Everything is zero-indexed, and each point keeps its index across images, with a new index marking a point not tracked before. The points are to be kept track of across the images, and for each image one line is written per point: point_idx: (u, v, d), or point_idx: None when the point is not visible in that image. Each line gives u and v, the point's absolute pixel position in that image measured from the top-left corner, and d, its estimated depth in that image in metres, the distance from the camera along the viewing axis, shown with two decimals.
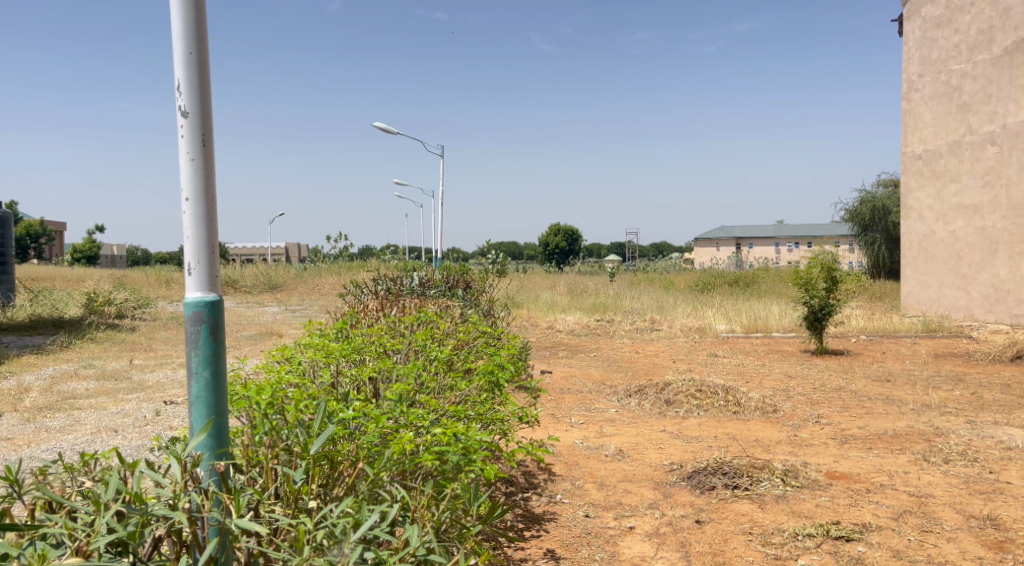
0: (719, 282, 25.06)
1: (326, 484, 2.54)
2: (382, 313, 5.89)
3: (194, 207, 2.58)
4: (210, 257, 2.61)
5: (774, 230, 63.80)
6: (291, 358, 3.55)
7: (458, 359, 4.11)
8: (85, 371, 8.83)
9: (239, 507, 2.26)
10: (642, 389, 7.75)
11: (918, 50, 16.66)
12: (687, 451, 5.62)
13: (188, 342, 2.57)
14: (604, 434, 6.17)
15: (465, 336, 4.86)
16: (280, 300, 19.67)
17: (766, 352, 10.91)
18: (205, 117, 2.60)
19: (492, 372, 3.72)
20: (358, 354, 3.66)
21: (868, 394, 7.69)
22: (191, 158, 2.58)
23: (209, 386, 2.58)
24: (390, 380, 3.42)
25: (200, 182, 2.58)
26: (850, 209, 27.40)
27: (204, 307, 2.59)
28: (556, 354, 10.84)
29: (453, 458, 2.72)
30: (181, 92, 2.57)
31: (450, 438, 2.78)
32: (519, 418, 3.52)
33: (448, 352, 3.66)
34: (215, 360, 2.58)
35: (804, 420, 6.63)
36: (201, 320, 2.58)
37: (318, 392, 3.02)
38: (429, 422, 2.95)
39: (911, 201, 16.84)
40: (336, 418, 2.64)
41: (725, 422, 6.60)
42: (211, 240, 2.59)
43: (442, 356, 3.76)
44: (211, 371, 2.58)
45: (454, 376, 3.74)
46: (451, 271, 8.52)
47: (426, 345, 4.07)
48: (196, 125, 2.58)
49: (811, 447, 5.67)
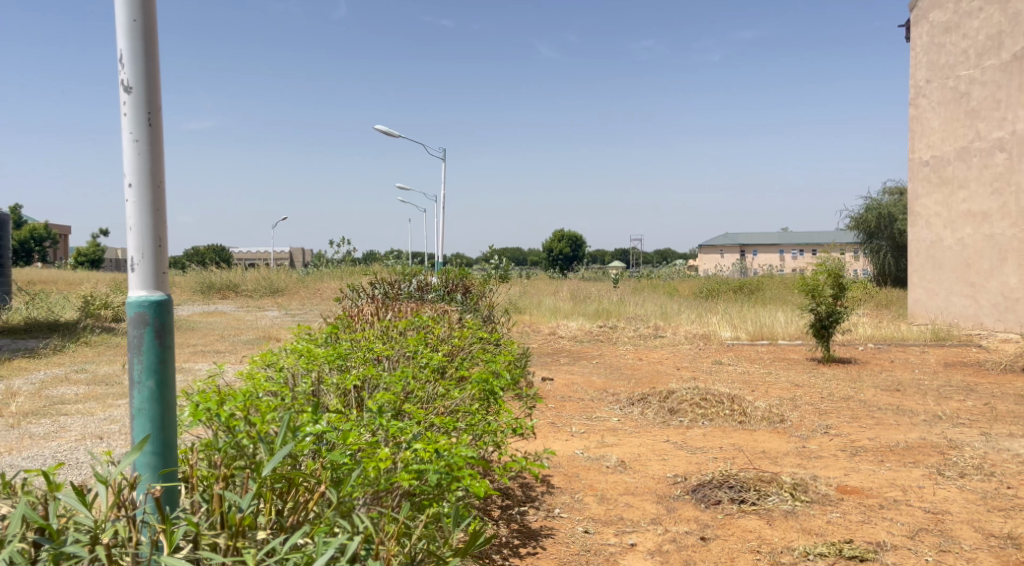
0: (723, 290, 24.87)
1: (283, 507, 2.37)
2: (375, 317, 5.71)
3: (138, 193, 2.53)
4: (156, 251, 2.55)
5: (778, 237, 63.49)
6: (273, 363, 3.38)
7: (450, 366, 3.91)
8: (77, 376, 8.65)
9: (172, 540, 2.10)
10: (645, 397, 7.54)
11: (925, 55, 16.43)
12: (692, 463, 5.41)
13: (131, 347, 2.53)
14: (605, 444, 5.96)
15: (458, 340, 4.68)
16: (281, 304, 19.53)
17: (773, 360, 10.70)
18: (149, 92, 2.54)
19: (486, 381, 3.51)
20: (345, 360, 3.49)
21: (878, 404, 7.47)
22: (135, 140, 2.53)
23: (152, 398, 2.51)
24: (374, 388, 3.24)
25: (144, 164, 2.53)
26: (855, 217, 27.18)
27: (149, 307, 2.54)
28: (557, 360, 10.65)
29: (432, 477, 2.51)
30: (123, 64, 2.51)
31: (431, 454, 2.56)
32: (513, 430, 3.31)
33: (437, 359, 3.48)
34: (158, 368, 2.52)
35: (812, 430, 6.41)
36: (145, 322, 2.52)
37: (292, 403, 2.82)
38: (412, 435, 2.73)
39: (918, 208, 16.60)
40: (299, 434, 2.44)
41: (731, 432, 6.40)
42: (157, 232, 2.54)
43: (432, 363, 3.56)
44: (156, 380, 2.52)
45: (446, 384, 3.53)
46: (451, 274, 8.22)
47: (418, 350, 3.88)
48: (141, 100, 2.52)
49: (821, 460, 5.46)
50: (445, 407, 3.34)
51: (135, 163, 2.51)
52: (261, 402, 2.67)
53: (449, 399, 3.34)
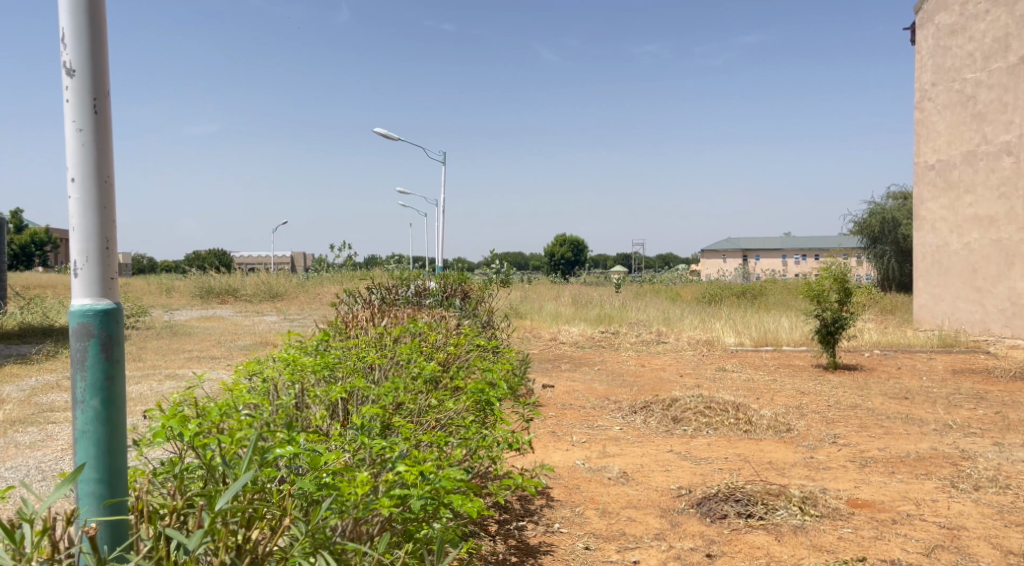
0: (726, 295, 24.70)
1: (244, 542, 2.24)
2: (370, 324, 5.56)
3: (83, 188, 2.40)
4: (103, 253, 2.43)
5: (780, 243, 63.34)
6: (257, 375, 3.23)
7: (444, 378, 3.75)
8: (68, 383, 8.50)
9: None
10: (648, 405, 7.36)
11: (930, 59, 16.27)
12: (696, 474, 5.24)
13: (74, 363, 2.40)
14: (606, 455, 5.79)
15: (454, 349, 4.51)
16: (280, 309, 19.37)
17: (777, 367, 10.52)
18: (95, 75, 2.42)
19: (482, 391, 3.33)
20: (333, 369, 3.34)
21: (886, 413, 7.29)
22: (80, 129, 2.41)
23: (97, 418, 2.40)
24: (362, 401, 3.07)
25: (89, 157, 2.40)
26: (859, 221, 27.02)
27: (95, 317, 2.41)
28: (558, 366, 10.49)
29: (416, 505, 2.31)
30: (65, 44, 2.39)
31: (416, 477, 2.36)
32: (508, 445, 3.14)
33: (430, 364, 3.31)
34: (105, 386, 2.41)
35: (820, 440, 6.24)
36: (89, 334, 2.40)
37: (269, 419, 2.68)
38: (397, 455, 2.55)
39: (924, 212, 16.42)
40: (264, 460, 2.29)
41: (736, 442, 6.23)
42: (103, 232, 2.42)
43: (425, 373, 3.40)
44: (101, 399, 2.41)
45: (440, 395, 3.36)
46: (449, 279, 8.05)
47: (412, 358, 3.71)
48: (85, 85, 2.40)
49: (830, 471, 5.29)
50: (437, 421, 3.17)
51: (78, 155, 2.39)
52: (229, 419, 2.52)
53: (442, 411, 3.17)
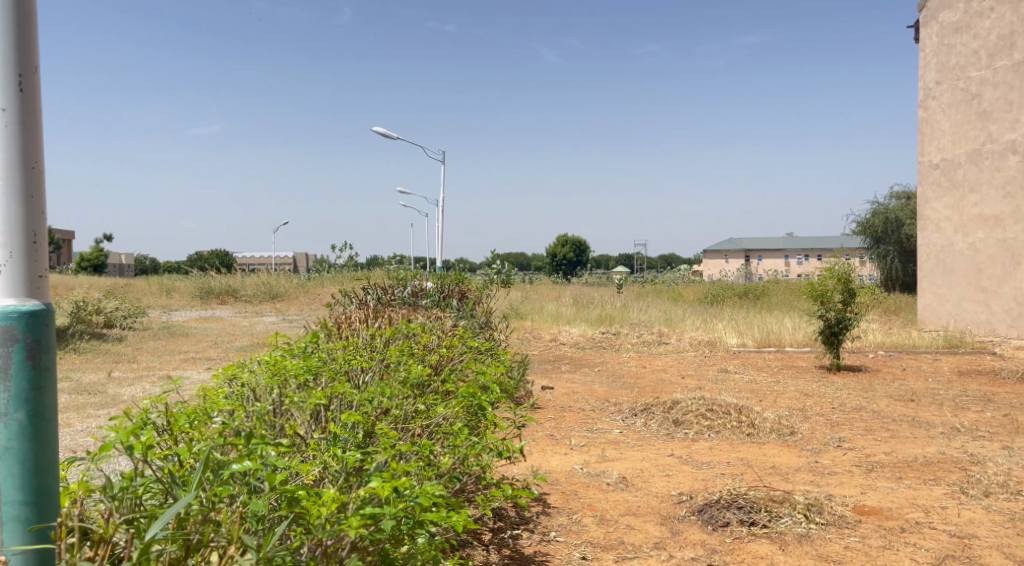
0: (728, 295, 24.56)
1: None
2: (362, 325, 5.43)
3: (7, 174, 2.24)
4: (31, 247, 2.27)
5: (782, 243, 63.18)
6: (236, 380, 3.11)
7: (434, 382, 3.59)
8: (60, 385, 8.38)
9: None
10: (648, 408, 7.22)
11: (935, 56, 16.09)
12: (698, 480, 5.10)
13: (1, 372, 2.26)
14: (606, 459, 5.65)
15: (447, 352, 4.36)
16: (279, 310, 19.26)
17: (781, 368, 10.38)
18: (20, 51, 2.27)
19: (472, 395, 3.18)
20: (317, 373, 3.21)
21: (892, 416, 7.15)
22: (4, 110, 2.25)
23: (26, 433, 2.25)
24: (343, 407, 2.93)
25: (14, 141, 2.25)
26: (861, 221, 26.86)
27: (20, 319, 2.25)
28: (558, 368, 10.35)
29: (388, 525, 2.14)
30: None
31: (389, 494, 2.19)
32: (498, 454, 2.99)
33: (416, 368, 3.16)
34: (33, 397, 2.27)
35: (824, 444, 6.09)
36: (14, 338, 2.25)
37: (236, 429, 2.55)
38: (371, 469, 2.38)
39: (928, 212, 16.25)
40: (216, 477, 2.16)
41: (739, 445, 6.08)
42: (31, 224, 2.27)
43: (412, 377, 3.25)
44: (28, 411, 2.26)
45: (428, 400, 3.21)
46: (446, 279, 7.90)
47: (401, 361, 3.56)
48: (9, 61, 2.25)
49: (835, 476, 5.14)
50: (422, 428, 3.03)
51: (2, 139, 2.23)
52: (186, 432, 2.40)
53: (426, 417, 3.02)
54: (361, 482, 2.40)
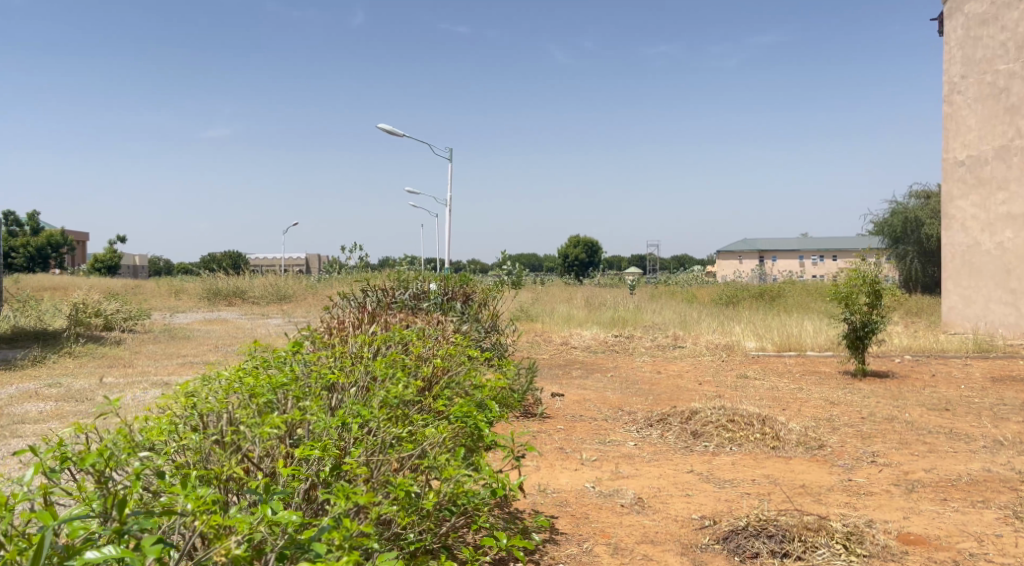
0: (744, 296, 24.04)
1: None
2: (354, 332, 5.02)
3: None
4: None
5: (797, 244, 62.33)
6: (193, 406, 2.81)
7: (426, 400, 3.15)
8: (47, 391, 8.02)
9: None
10: (665, 418, 6.75)
11: (959, 50, 15.49)
12: (721, 501, 4.64)
13: None
14: (620, 476, 5.20)
15: (444, 358, 3.90)
16: (286, 312, 18.89)
17: (802, 374, 9.88)
18: None
19: (464, 411, 2.79)
20: (283, 390, 2.85)
21: (927, 427, 6.65)
22: None
23: None
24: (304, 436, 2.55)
25: None
26: (879, 221, 26.25)
27: None
28: (570, 373, 9.89)
29: None
30: None
31: None
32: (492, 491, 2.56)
33: (394, 388, 2.72)
34: None
35: (857, 459, 5.61)
36: None
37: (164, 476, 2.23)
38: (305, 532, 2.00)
39: (952, 210, 15.54)
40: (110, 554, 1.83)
41: (764, 461, 5.62)
42: None
43: (399, 395, 2.81)
44: None
45: (413, 421, 2.77)
46: (450, 280, 7.47)
47: (387, 373, 3.12)
48: None
49: (872, 498, 4.68)
50: (401, 460, 2.60)
51: None
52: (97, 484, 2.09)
53: (406, 445, 2.57)
54: (300, 547, 2.03)
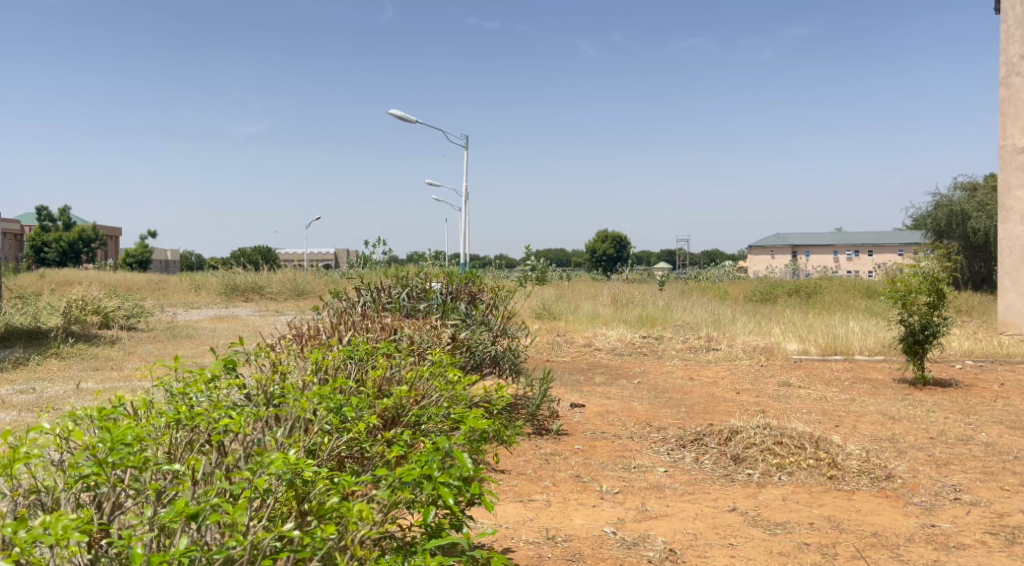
0: (779, 293, 22.85)
1: None
2: (328, 341, 4.20)
3: None
4: None
5: (832, 238, 60.44)
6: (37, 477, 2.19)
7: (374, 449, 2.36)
8: (15, 398, 7.30)
9: None
10: (700, 438, 5.81)
11: (1020, 28, 14.17)
12: (774, 555, 3.71)
13: None
14: (647, 516, 4.29)
15: (426, 365, 3.07)
16: (300, 308, 18.20)
17: (853, 382, 8.86)
18: None
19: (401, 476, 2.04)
20: (150, 455, 2.23)
21: (1012, 452, 5.64)
22: None
23: None
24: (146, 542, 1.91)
25: None
26: (921, 214, 24.84)
27: None
28: (592, 380, 8.99)
29: None
30: None
31: None
32: None
33: (281, 459, 1.98)
34: None
35: (935, 496, 4.66)
36: None
37: None
38: None
39: (1010, 202, 14.24)
40: None
41: (822, 497, 4.68)
42: None
43: (314, 467, 2.04)
44: None
45: (330, 491, 2.02)
46: (453, 278, 6.57)
47: (316, 415, 2.35)
48: None
49: (966, 554, 3.74)
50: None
51: None
52: None
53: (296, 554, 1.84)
54: None
